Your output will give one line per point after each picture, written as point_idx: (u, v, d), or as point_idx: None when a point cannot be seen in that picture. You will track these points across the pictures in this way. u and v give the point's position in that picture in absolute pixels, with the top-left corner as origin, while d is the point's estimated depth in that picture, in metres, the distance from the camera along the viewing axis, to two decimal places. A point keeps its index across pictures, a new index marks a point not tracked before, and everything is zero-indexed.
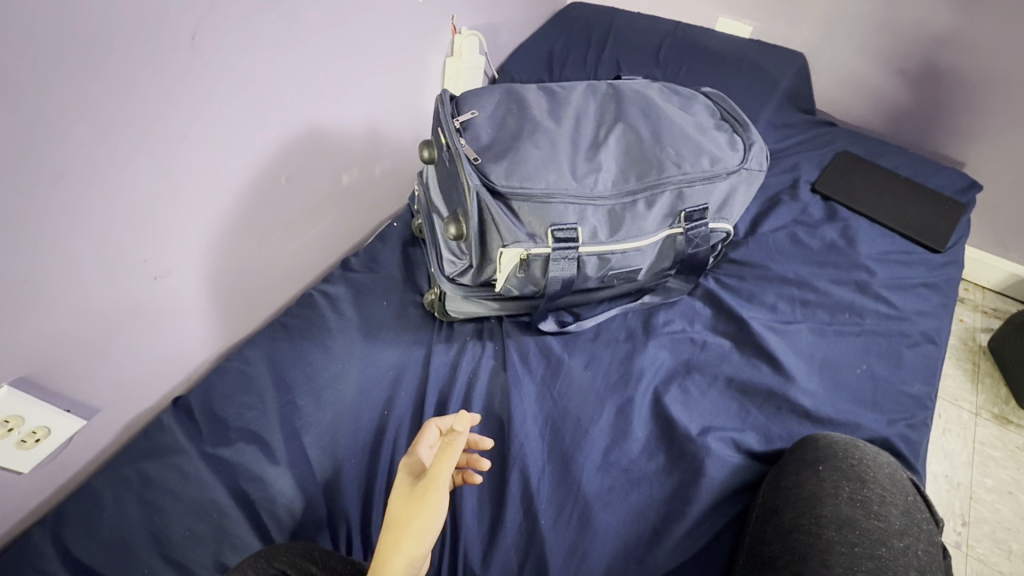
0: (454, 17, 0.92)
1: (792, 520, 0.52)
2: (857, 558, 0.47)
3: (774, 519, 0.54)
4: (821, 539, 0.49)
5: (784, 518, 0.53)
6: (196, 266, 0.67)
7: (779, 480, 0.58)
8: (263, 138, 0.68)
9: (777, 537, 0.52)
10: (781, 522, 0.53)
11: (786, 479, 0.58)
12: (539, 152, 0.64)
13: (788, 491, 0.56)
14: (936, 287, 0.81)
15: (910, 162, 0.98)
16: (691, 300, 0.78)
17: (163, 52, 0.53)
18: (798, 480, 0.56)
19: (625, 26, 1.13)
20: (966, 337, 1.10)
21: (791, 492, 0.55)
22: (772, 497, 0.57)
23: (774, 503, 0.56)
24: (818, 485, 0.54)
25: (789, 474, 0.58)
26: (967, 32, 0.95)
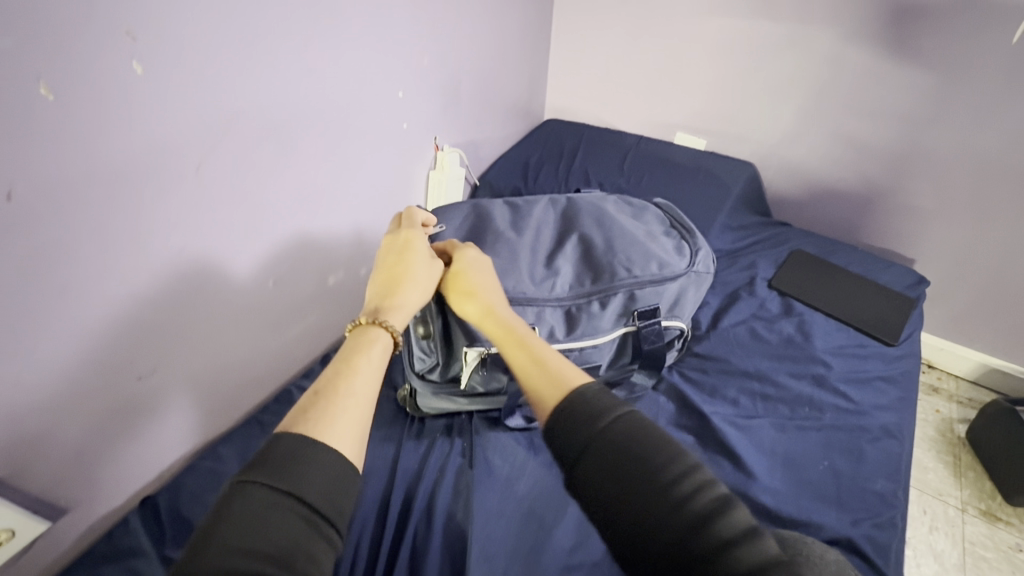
0: (438, 136, 1.05)
1: (598, 476, 0.45)
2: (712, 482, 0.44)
3: (599, 424, 0.47)
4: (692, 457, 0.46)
5: (594, 462, 0.45)
6: (179, 364, 0.70)
7: (676, 454, 0.45)
8: (256, 246, 0.75)
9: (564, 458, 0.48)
10: (596, 456, 0.46)
11: (682, 469, 0.44)
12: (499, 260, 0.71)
13: (664, 479, 0.43)
14: (894, 381, 0.84)
15: (861, 259, 1.05)
16: (655, 395, 0.81)
17: (171, 182, 0.61)
18: (680, 485, 0.43)
19: (592, 141, 1.27)
20: (944, 429, 1.11)
21: (661, 480, 0.43)
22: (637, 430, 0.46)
23: (639, 450, 0.45)
24: (688, 502, 0.42)
25: (690, 467, 0.44)
26: (892, 147, 1.09)
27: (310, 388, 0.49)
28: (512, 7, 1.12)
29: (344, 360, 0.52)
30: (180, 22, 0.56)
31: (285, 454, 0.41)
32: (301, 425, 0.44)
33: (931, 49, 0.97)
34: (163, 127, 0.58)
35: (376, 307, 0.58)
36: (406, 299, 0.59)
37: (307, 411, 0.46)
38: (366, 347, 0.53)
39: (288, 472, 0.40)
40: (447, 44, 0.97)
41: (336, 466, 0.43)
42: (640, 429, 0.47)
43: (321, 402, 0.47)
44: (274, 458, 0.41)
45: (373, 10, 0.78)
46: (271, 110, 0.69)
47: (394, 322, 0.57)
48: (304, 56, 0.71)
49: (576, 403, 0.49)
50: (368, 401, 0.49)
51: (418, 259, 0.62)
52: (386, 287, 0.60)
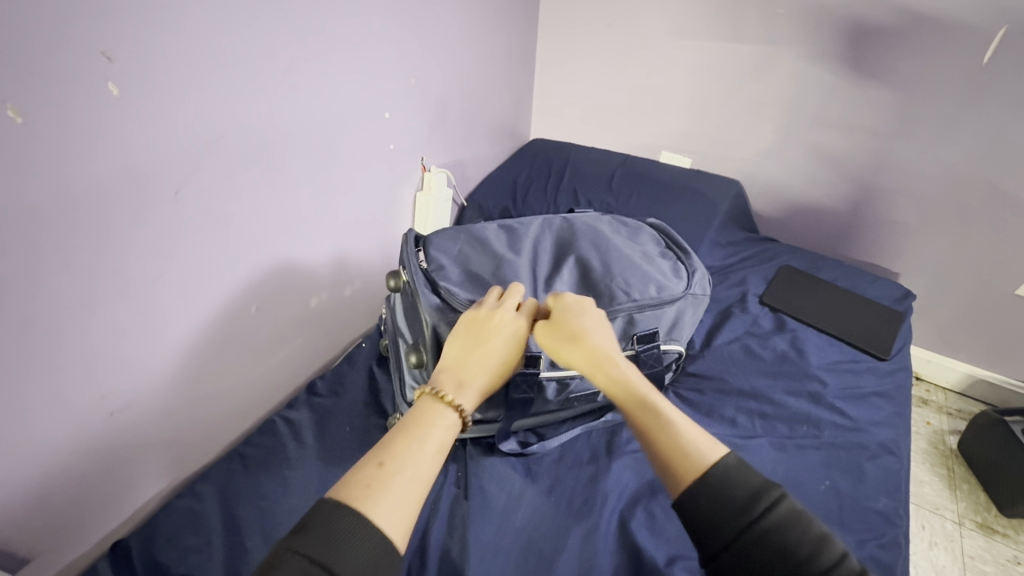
0: (424, 157, 1.03)
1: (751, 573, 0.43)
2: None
3: (745, 521, 0.44)
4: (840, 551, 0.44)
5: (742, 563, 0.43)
6: (155, 398, 0.67)
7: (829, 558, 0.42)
8: (238, 272, 0.72)
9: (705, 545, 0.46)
10: (754, 550, 0.43)
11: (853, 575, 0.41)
12: (498, 285, 0.70)
13: None
14: (888, 396, 0.84)
15: (848, 273, 1.05)
16: None
17: (148, 208, 0.58)
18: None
19: (579, 160, 1.28)
20: (936, 441, 1.11)
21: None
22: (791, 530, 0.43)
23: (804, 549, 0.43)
24: None
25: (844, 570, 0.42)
26: (871, 164, 1.11)
27: (371, 455, 0.47)
28: (496, 29, 1.13)
29: (413, 431, 0.50)
30: (160, 44, 0.54)
31: (336, 528, 0.40)
32: (356, 494, 0.43)
33: (906, 67, 1.00)
34: (140, 151, 0.55)
35: (457, 379, 0.56)
36: (483, 383, 0.57)
37: (365, 479, 0.44)
38: (432, 425, 0.51)
39: (331, 550, 0.38)
40: (433, 66, 0.96)
41: (382, 551, 0.40)
42: (789, 528, 0.44)
43: (383, 477, 0.45)
44: (327, 531, 0.39)
45: (359, 33, 0.77)
46: (255, 133, 0.67)
47: (465, 404, 0.55)
48: (288, 79, 0.69)
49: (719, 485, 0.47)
50: (425, 485, 0.47)
51: (505, 343, 0.60)
52: (468, 360, 0.58)
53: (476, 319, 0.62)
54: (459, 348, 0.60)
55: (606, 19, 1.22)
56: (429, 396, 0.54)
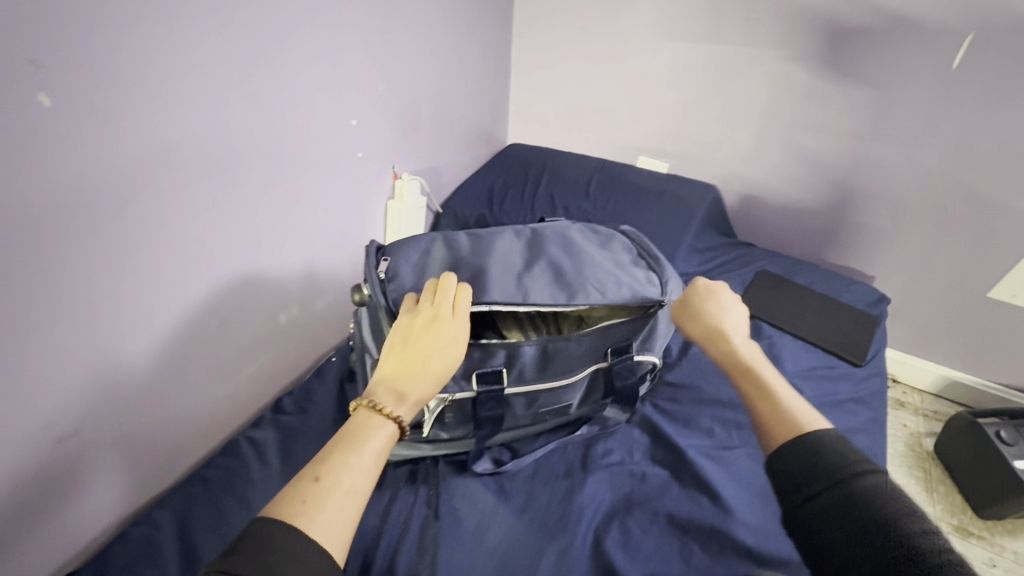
0: (395, 165, 1.01)
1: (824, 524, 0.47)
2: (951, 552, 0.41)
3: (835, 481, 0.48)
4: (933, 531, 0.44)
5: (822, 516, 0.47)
6: (107, 422, 0.64)
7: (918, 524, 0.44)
8: (196, 286, 0.69)
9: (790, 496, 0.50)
10: (838, 503, 0.47)
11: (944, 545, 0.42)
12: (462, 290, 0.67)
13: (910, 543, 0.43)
14: (864, 401, 0.83)
15: (824, 278, 1.05)
16: (629, 428, 0.78)
17: (92, 222, 0.55)
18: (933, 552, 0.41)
19: (556, 165, 1.26)
20: (913, 443, 1.12)
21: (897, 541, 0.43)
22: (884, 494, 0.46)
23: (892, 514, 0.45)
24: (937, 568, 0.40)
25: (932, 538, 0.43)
26: (846, 168, 1.12)
27: (305, 470, 0.46)
28: (469, 34, 1.11)
29: (352, 443, 0.49)
30: (100, 51, 0.51)
31: (271, 541, 0.40)
32: (293, 511, 0.42)
33: (878, 67, 1.00)
34: (81, 163, 0.52)
35: (394, 389, 0.53)
36: (423, 388, 0.54)
37: (302, 494, 0.44)
38: (369, 439, 0.49)
39: (272, 567, 0.38)
40: (403, 72, 0.94)
41: (318, 560, 0.40)
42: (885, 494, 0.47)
43: (318, 491, 0.44)
44: (259, 545, 0.39)
45: (321, 36, 0.75)
46: (209, 144, 0.65)
47: (402, 415, 0.52)
48: (244, 86, 0.66)
49: (815, 446, 0.51)
50: (362, 496, 0.46)
51: (447, 346, 0.56)
52: (402, 369, 0.54)
53: (411, 324, 0.57)
54: (395, 355, 0.55)
55: (581, 23, 1.21)
56: (364, 409, 0.51)
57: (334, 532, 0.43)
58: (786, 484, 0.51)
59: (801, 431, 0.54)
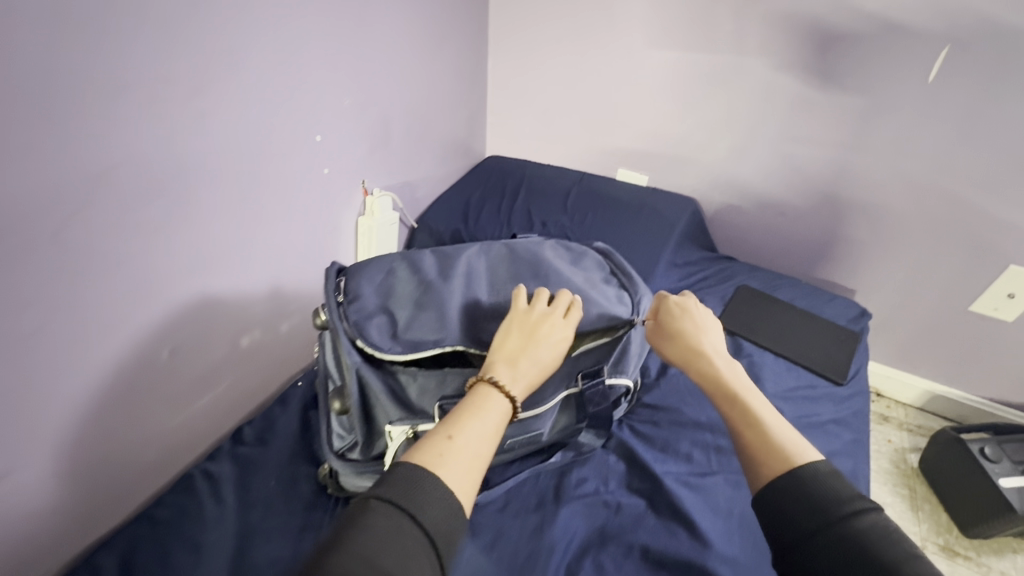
0: (366, 180, 0.98)
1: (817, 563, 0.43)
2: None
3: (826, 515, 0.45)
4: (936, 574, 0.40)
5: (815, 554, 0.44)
6: (43, 463, 0.60)
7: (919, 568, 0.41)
8: (145, 314, 0.66)
9: (783, 529, 0.46)
10: (833, 543, 0.43)
11: None
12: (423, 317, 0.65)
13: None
14: (846, 423, 0.81)
15: (805, 292, 1.04)
16: (605, 454, 0.75)
17: (23, 251, 0.52)
18: None
19: (534, 178, 1.24)
20: (898, 459, 1.10)
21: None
22: (881, 534, 0.43)
23: (895, 557, 0.41)
24: None
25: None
26: (825, 180, 1.11)
27: (437, 430, 0.49)
28: (444, 46, 1.09)
29: (475, 412, 0.52)
30: (25, 69, 0.48)
31: (412, 481, 0.44)
32: (428, 458, 0.46)
33: (855, 73, 0.99)
34: (6, 189, 0.49)
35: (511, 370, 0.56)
36: (533, 373, 0.57)
37: (435, 446, 0.47)
38: (490, 410, 0.52)
39: (411, 503, 0.42)
40: (372, 84, 0.91)
41: (453, 509, 0.44)
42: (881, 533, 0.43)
43: (447, 446, 0.47)
44: (403, 481, 0.44)
45: (278, 47, 0.71)
46: (156, 164, 0.61)
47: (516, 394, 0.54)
48: (195, 103, 0.63)
49: (811, 484, 0.47)
50: (486, 459, 0.49)
51: (557, 336, 0.60)
52: (520, 352, 0.58)
53: (527, 316, 0.61)
54: (516, 342, 0.59)
55: (558, 34, 1.20)
56: (484, 384, 0.55)
57: (462, 485, 0.46)
58: (779, 520, 0.47)
59: (793, 464, 0.50)
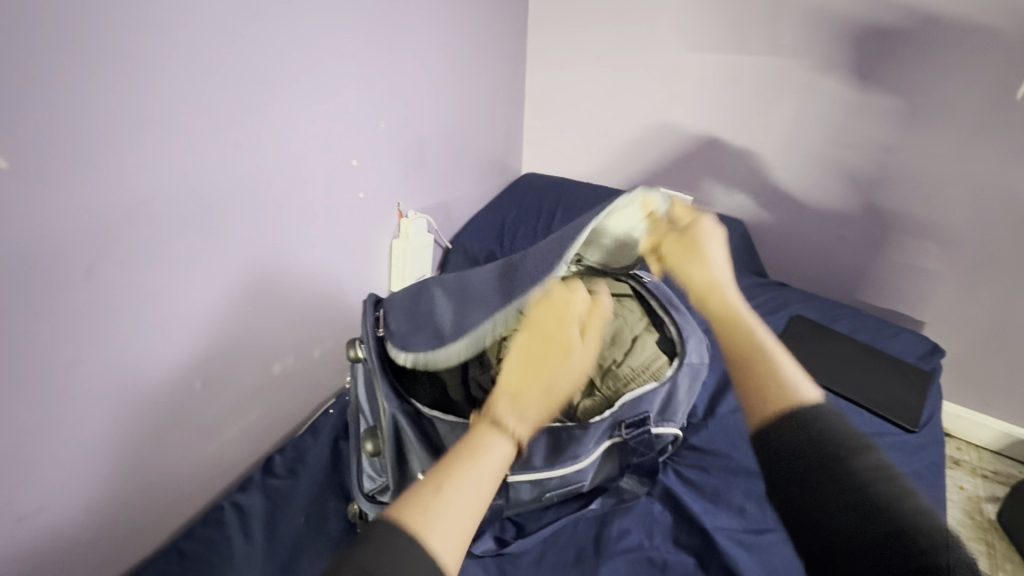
0: (400, 203, 0.96)
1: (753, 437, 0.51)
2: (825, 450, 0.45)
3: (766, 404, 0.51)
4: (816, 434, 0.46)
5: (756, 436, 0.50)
6: (75, 497, 0.59)
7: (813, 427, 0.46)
8: (182, 343, 0.65)
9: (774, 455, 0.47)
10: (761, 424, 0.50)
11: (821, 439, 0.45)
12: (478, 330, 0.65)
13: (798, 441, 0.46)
14: (920, 477, 0.74)
15: (867, 325, 0.96)
16: (649, 503, 0.70)
17: (58, 288, 0.51)
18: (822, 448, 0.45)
19: (572, 198, 1.21)
20: (972, 510, 1.04)
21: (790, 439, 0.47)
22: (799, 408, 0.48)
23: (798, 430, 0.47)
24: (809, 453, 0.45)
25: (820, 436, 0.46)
26: (888, 202, 1.03)
27: (426, 475, 0.42)
28: (481, 63, 1.07)
29: (468, 459, 0.43)
30: (62, 104, 0.47)
31: (384, 548, 0.36)
32: (407, 514, 0.39)
33: (925, 83, 0.92)
34: (42, 226, 0.48)
35: (515, 405, 0.45)
36: (548, 405, 0.46)
37: (417, 495, 0.40)
38: (487, 458, 0.43)
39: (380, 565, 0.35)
40: (408, 105, 0.90)
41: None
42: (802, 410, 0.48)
43: (431, 502, 0.40)
44: (375, 550, 0.36)
45: (314, 71, 0.70)
46: (191, 197, 0.60)
47: (523, 436, 0.45)
48: (229, 134, 0.62)
49: (806, 416, 0.47)
50: (477, 514, 0.41)
51: (571, 357, 0.47)
52: (529, 374, 0.47)
53: (541, 315, 0.49)
54: (526, 358, 0.47)
55: (599, 49, 1.16)
56: (486, 420, 0.45)
57: (445, 547, 0.38)
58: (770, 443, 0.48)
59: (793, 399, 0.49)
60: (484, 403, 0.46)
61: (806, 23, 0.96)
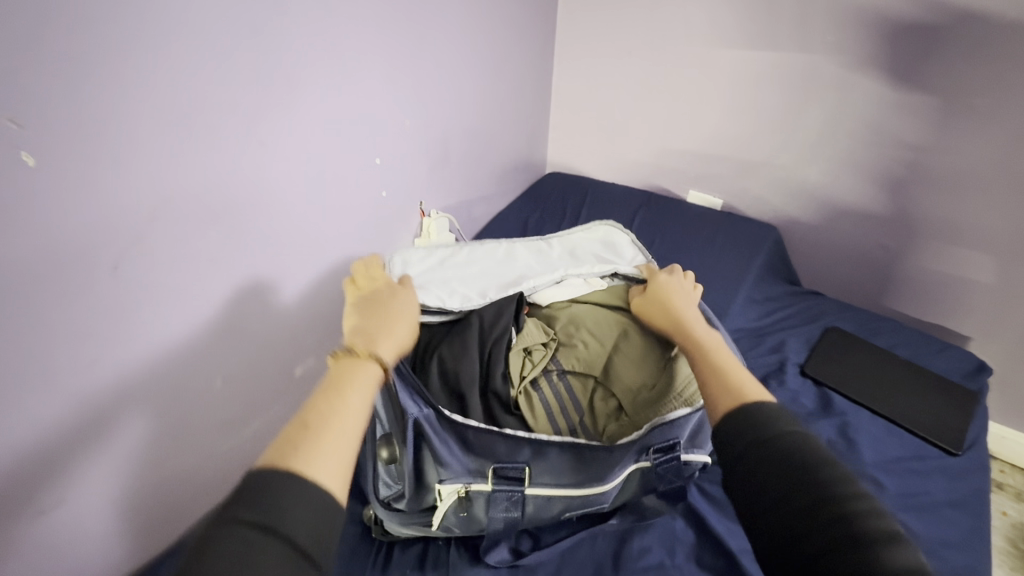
0: (423, 201, 0.95)
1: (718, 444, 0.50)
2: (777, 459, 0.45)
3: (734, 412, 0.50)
4: (771, 440, 0.46)
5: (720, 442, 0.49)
6: (98, 491, 0.60)
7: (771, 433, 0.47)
8: (206, 341, 0.66)
9: (726, 450, 0.48)
10: (726, 435, 0.49)
11: (774, 441, 0.46)
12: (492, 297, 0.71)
13: (753, 446, 0.46)
14: (963, 505, 0.69)
15: (908, 339, 0.91)
16: (671, 520, 0.67)
17: (80, 287, 0.51)
18: (772, 448, 0.45)
19: (598, 197, 1.18)
20: (1016, 537, 1.00)
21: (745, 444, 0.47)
22: (757, 414, 0.48)
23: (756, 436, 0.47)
24: (761, 457, 0.45)
25: (771, 438, 0.46)
26: (934, 206, 0.97)
27: (295, 420, 0.45)
28: (508, 61, 1.05)
29: (335, 390, 0.48)
30: (86, 103, 0.47)
31: (271, 489, 0.38)
32: (286, 458, 0.41)
33: (981, 86, 0.85)
34: (67, 224, 0.48)
35: (368, 339, 0.54)
36: (398, 336, 0.57)
37: (293, 438, 0.43)
38: (356, 382, 0.49)
39: (272, 510, 0.37)
40: (431, 105, 0.88)
41: (328, 505, 0.40)
42: (756, 414, 0.49)
43: (307, 436, 0.43)
44: (253, 496, 0.37)
45: (339, 68, 0.69)
46: (213, 195, 0.60)
47: (385, 353, 0.54)
48: (252, 131, 0.62)
49: (753, 413, 0.49)
50: (355, 438, 0.46)
51: (401, 302, 0.62)
52: (374, 321, 0.57)
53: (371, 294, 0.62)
54: (359, 316, 0.59)
55: (629, 45, 1.12)
56: (343, 357, 0.52)
57: (328, 467, 0.42)
58: (723, 441, 0.49)
59: (744, 397, 0.51)
60: (342, 347, 0.53)
61: (851, 19, 0.90)
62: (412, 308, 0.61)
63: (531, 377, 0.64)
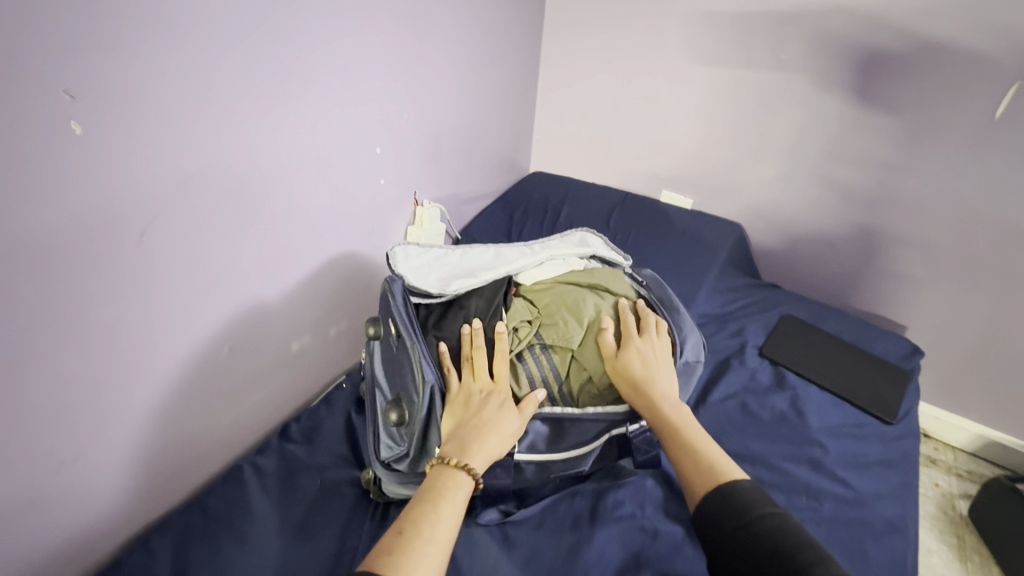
0: (417, 191, 1.01)
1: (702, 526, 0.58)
2: (754, 536, 0.53)
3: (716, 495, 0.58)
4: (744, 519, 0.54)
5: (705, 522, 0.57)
6: (112, 448, 0.63)
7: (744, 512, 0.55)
8: (217, 311, 0.70)
9: (713, 530, 0.56)
10: (709, 517, 0.57)
11: (747, 520, 0.54)
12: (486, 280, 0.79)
13: (732, 525, 0.55)
14: (895, 465, 0.79)
15: (853, 326, 1.01)
16: (643, 479, 0.75)
17: (110, 252, 0.55)
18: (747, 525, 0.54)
19: (577, 196, 1.26)
20: (945, 506, 1.11)
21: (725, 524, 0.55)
22: (731, 496, 0.57)
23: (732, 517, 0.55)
24: (739, 533, 0.54)
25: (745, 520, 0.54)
26: (876, 208, 1.09)
27: (392, 526, 0.52)
28: (498, 64, 1.12)
29: (429, 499, 0.55)
30: (129, 82, 0.52)
31: None
32: (383, 561, 0.47)
33: (915, 101, 0.97)
34: (102, 191, 0.53)
35: (459, 448, 0.59)
36: (489, 446, 0.60)
37: (391, 546, 0.49)
38: (448, 497, 0.55)
39: None
40: (428, 103, 0.95)
41: None
42: (731, 496, 0.57)
43: (404, 543, 0.50)
44: None
45: (348, 63, 0.75)
46: (231, 174, 0.65)
47: (475, 466, 0.58)
48: (268, 118, 0.67)
49: (731, 495, 0.57)
50: (446, 549, 0.51)
51: (494, 398, 0.64)
52: (467, 427, 0.61)
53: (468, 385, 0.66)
54: (455, 415, 0.63)
55: (608, 55, 1.21)
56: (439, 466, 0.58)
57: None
58: (710, 523, 0.56)
59: (719, 481, 0.60)
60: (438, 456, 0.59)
61: (807, 38, 1.01)
62: (506, 413, 0.63)
63: (518, 350, 0.71)
